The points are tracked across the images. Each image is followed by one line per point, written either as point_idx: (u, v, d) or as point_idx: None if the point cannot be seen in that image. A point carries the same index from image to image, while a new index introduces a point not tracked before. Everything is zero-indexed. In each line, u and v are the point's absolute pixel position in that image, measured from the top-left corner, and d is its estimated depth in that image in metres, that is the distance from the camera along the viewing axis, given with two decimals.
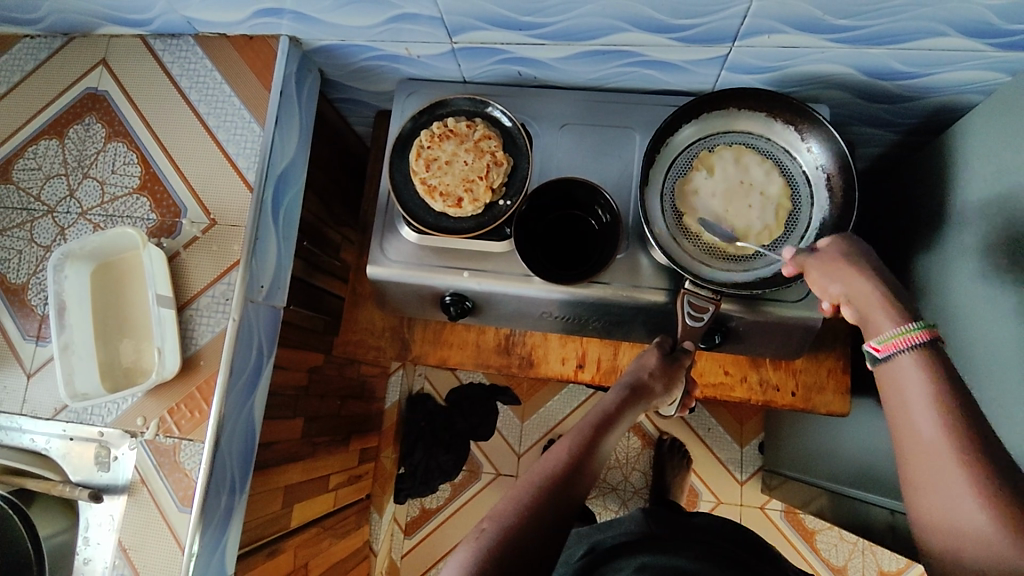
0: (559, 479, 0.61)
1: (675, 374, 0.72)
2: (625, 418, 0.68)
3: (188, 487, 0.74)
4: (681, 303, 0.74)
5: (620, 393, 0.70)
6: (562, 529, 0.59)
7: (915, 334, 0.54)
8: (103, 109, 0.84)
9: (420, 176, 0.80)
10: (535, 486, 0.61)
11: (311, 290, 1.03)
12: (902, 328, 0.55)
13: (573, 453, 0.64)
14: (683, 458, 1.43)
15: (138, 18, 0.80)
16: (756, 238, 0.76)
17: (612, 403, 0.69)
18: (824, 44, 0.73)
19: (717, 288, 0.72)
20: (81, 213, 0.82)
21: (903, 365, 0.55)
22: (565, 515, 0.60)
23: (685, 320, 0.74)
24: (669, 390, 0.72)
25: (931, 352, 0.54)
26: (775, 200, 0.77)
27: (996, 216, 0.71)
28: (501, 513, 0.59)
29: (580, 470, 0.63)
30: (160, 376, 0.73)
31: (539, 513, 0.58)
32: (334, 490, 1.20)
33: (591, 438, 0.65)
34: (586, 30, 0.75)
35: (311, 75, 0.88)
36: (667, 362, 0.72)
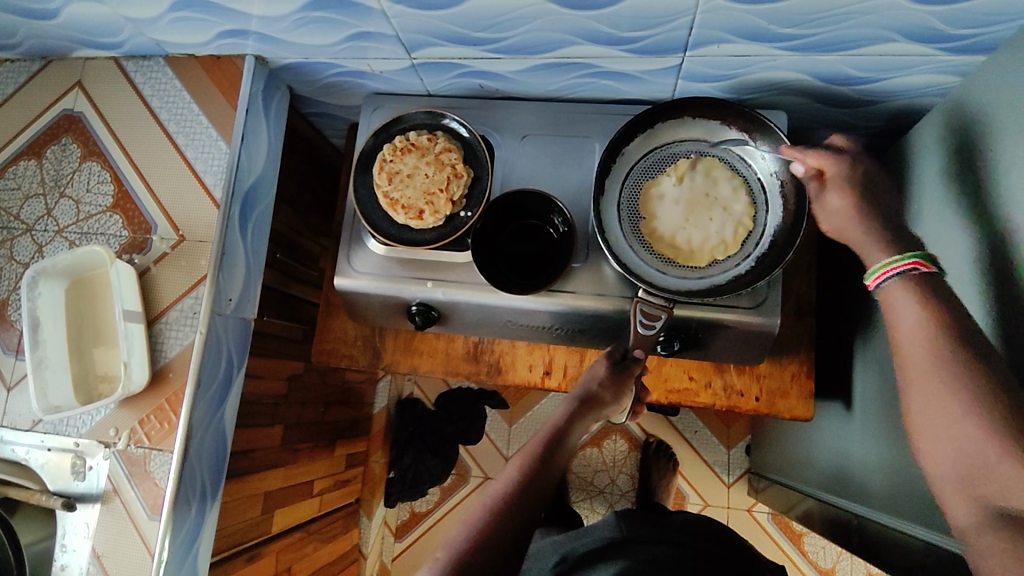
0: (509, 497, 0.63)
1: (624, 383, 0.74)
2: (576, 430, 0.70)
3: (158, 495, 0.77)
4: (635, 312, 0.74)
5: (569, 406, 0.71)
6: (516, 549, 0.60)
7: (901, 262, 0.59)
8: (79, 130, 0.87)
9: (383, 189, 0.82)
10: (488, 509, 0.62)
11: (289, 300, 1.06)
12: (889, 258, 0.60)
13: (523, 471, 0.65)
14: (669, 460, 1.44)
15: (109, 41, 0.83)
16: (711, 254, 0.76)
17: (561, 417, 0.70)
18: (774, 51, 0.73)
19: (670, 296, 0.73)
20: (58, 230, 0.85)
21: (902, 300, 0.58)
22: (518, 537, 0.61)
23: (639, 328, 0.75)
24: (618, 401, 0.74)
25: (922, 281, 0.58)
26: (737, 217, 0.76)
27: (948, 221, 0.71)
28: (454, 540, 0.60)
29: (531, 486, 0.64)
30: (127, 389, 0.75)
31: (490, 535, 0.60)
32: (319, 495, 1.22)
33: (541, 454, 0.67)
34: (538, 44, 0.75)
35: (279, 91, 0.91)
36: (616, 371, 0.74)
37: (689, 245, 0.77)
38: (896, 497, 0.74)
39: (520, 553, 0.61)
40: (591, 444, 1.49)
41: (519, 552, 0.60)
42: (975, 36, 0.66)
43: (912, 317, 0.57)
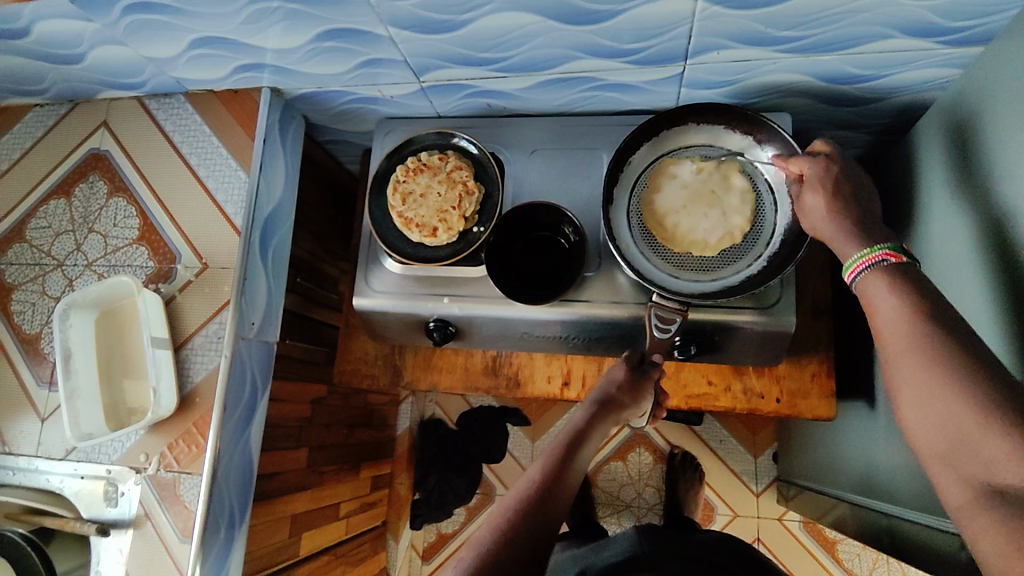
0: (534, 496, 0.64)
1: (642, 385, 0.75)
2: (595, 432, 0.72)
3: (188, 519, 0.78)
4: (649, 316, 0.75)
5: (589, 410, 0.73)
6: (541, 550, 0.60)
7: (875, 256, 0.56)
8: (105, 167, 0.90)
9: (397, 210, 0.84)
10: (511, 509, 0.62)
11: (310, 323, 1.08)
12: (864, 251, 0.58)
13: (544, 472, 0.66)
14: (695, 471, 1.42)
15: (133, 81, 0.87)
16: (688, 246, 0.77)
17: (581, 420, 0.72)
18: (773, 55, 0.74)
19: (684, 300, 0.73)
20: (87, 264, 0.88)
21: (877, 289, 0.55)
22: (542, 538, 0.61)
23: (654, 332, 0.75)
24: (636, 401, 0.76)
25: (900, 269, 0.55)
26: (731, 227, 0.77)
27: (960, 212, 0.71)
28: (479, 540, 0.60)
29: (553, 486, 0.65)
30: (156, 415, 0.77)
31: (514, 535, 0.60)
32: (345, 518, 1.22)
33: (563, 456, 0.68)
34: (542, 60, 0.77)
35: (294, 122, 0.94)
36: (635, 375, 0.75)
37: (675, 229, 0.78)
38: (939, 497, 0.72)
39: (547, 552, 0.61)
40: (616, 458, 1.48)
41: (546, 552, 0.61)
42: (972, 27, 0.67)
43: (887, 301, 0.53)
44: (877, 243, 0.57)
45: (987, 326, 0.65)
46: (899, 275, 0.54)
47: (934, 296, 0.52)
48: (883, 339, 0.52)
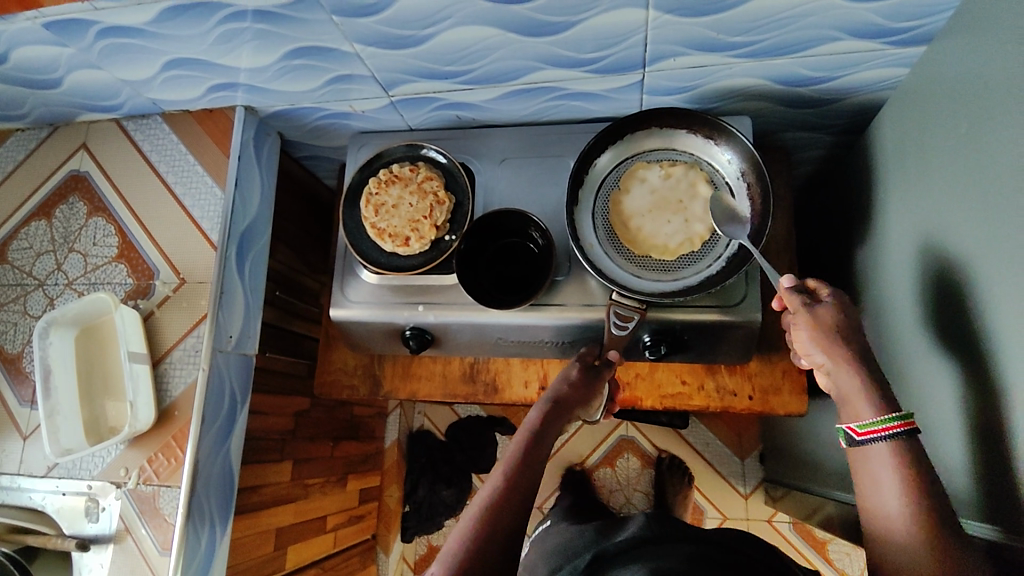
0: (500, 501, 0.64)
1: (595, 385, 0.78)
2: (550, 429, 0.73)
3: (168, 531, 0.79)
4: (607, 314, 0.77)
5: (542, 409, 0.75)
6: (509, 553, 0.60)
7: (895, 423, 0.61)
8: (85, 189, 0.92)
9: (370, 220, 0.86)
10: (478, 516, 0.62)
11: (291, 337, 1.09)
12: (883, 417, 0.61)
13: (506, 477, 0.66)
14: (683, 476, 1.44)
15: (111, 103, 0.89)
16: (649, 248, 0.80)
17: (536, 419, 0.73)
18: (728, 60, 0.77)
19: (641, 298, 0.75)
20: (68, 283, 0.89)
21: (877, 462, 0.61)
22: (511, 541, 0.61)
23: (611, 329, 0.77)
24: (588, 401, 0.78)
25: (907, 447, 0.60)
26: (692, 236, 0.79)
27: (914, 207, 0.73)
28: (448, 549, 0.60)
29: (516, 487, 0.65)
30: (135, 428, 0.78)
31: (483, 542, 0.60)
32: (332, 531, 1.22)
33: (523, 458, 0.69)
34: (507, 72, 0.80)
35: (270, 138, 0.96)
36: (587, 375, 0.78)
37: (638, 231, 0.80)
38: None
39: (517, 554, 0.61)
40: (604, 463, 1.49)
41: (515, 555, 0.61)
42: (915, 28, 0.69)
43: (884, 478, 0.60)
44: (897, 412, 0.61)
45: (943, 316, 0.67)
46: (909, 453, 0.60)
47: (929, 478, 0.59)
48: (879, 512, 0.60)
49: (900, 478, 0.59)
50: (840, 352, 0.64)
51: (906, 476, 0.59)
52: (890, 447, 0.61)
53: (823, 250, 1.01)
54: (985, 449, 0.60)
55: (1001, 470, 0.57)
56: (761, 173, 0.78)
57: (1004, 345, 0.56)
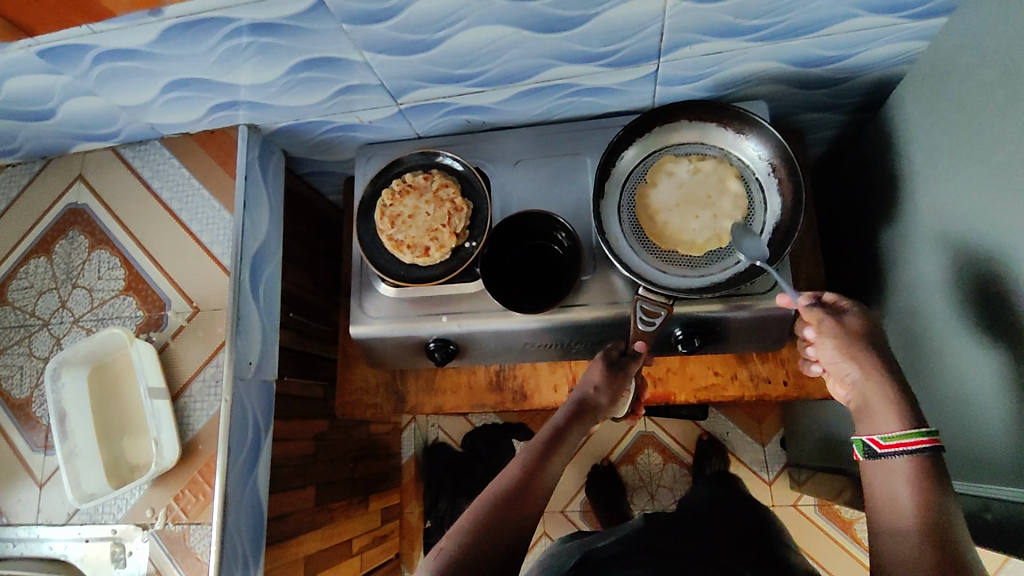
0: (512, 489, 0.62)
1: (619, 382, 0.75)
2: (573, 428, 0.72)
3: (202, 571, 0.75)
4: (635, 308, 0.75)
5: (568, 409, 0.73)
6: (521, 540, 0.60)
7: (916, 440, 0.57)
8: (84, 221, 0.89)
9: (386, 233, 0.84)
10: (490, 502, 0.61)
11: (307, 358, 1.06)
12: (907, 431, 0.58)
13: (522, 467, 0.65)
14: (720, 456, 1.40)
15: (107, 131, 0.86)
16: (675, 244, 0.78)
17: (560, 419, 0.72)
18: (744, 45, 0.76)
19: (670, 292, 0.73)
20: (74, 320, 0.86)
21: (896, 476, 0.58)
22: (523, 528, 0.60)
23: (639, 324, 0.75)
24: (614, 400, 0.76)
25: (930, 461, 0.57)
26: (719, 232, 0.77)
27: (942, 180, 0.72)
28: (456, 531, 0.59)
29: (530, 477, 0.64)
30: (160, 466, 0.75)
31: (493, 526, 0.59)
32: (358, 553, 1.19)
33: (541, 451, 0.67)
34: (519, 72, 0.78)
35: (274, 156, 0.93)
36: (612, 371, 0.75)
37: (664, 226, 0.79)
38: (962, 461, 0.71)
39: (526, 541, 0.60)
40: (627, 461, 1.47)
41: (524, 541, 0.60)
42: None
43: (901, 493, 0.57)
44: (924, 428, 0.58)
45: (978, 285, 0.66)
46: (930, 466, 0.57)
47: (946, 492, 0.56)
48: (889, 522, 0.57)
49: (917, 494, 0.56)
50: (853, 358, 0.63)
51: (921, 487, 0.56)
52: (906, 460, 0.58)
53: (842, 230, 1.00)
54: None
55: None
56: (789, 160, 0.77)
57: None
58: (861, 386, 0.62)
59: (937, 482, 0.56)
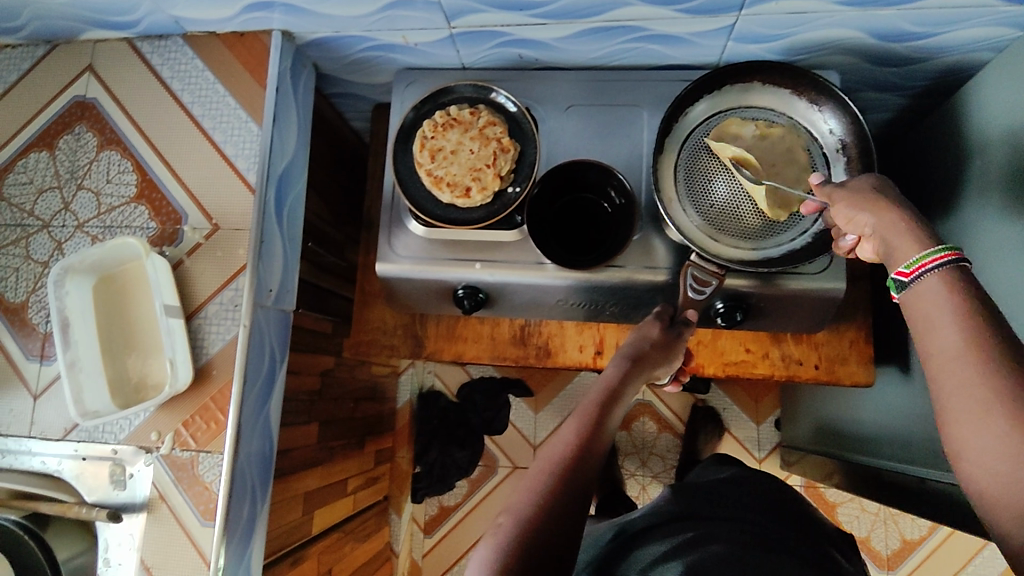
0: (573, 460, 0.58)
1: (673, 345, 0.70)
2: (629, 388, 0.66)
3: (209, 500, 0.72)
4: (685, 276, 0.72)
5: (620, 366, 0.67)
6: (580, 516, 0.55)
7: (940, 253, 0.51)
8: (93, 117, 0.81)
9: (425, 167, 0.78)
10: (549, 473, 0.57)
11: (318, 292, 1.01)
12: (927, 250, 0.52)
13: (581, 434, 0.60)
14: (716, 425, 1.44)
15: (124, 20, 0.77)
16: None
17: (614, 377, 0.66)
18: (834, 6, 0.70)
19: (723, 263, 0.70)
20: (78, 225, 0.79)
21: (936, 301, 0.50)
22: (582, 502, 0.56)
23: (688, 293, 0.72)
24: (668, 361, 0.71)
25: (965, 277, 0.50)
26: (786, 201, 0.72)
27: (1016, 174, 0.69)
28: (518, 505, 0.55)
29: (590, 447, 0.59)
30: (173, 389, 0.71)
31: (554, 501, 0.55)
32: (352, 493, 1.17)
33: (598, 415, 0.62)
34: (589, 7, 0.72)
35: (305, 70, 0.86)
36: (667, 334, 0.70)
37: None
38: None
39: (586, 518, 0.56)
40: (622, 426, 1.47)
41: (585, 519, 0.56)
42: None
43: (943, 316, 0.49)
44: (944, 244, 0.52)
45: None
46: (961, 281, 0.50)
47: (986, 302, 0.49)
48: (935, 355, 0.49)
49: (956, 305, 0.49)
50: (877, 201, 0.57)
51: (958, 303, 0.49)
52: (944, 278, 0.50)
53: None
54: None
55: None
56: (863, 137, 0.72)
57: None
58: (886, 230, 0.55)
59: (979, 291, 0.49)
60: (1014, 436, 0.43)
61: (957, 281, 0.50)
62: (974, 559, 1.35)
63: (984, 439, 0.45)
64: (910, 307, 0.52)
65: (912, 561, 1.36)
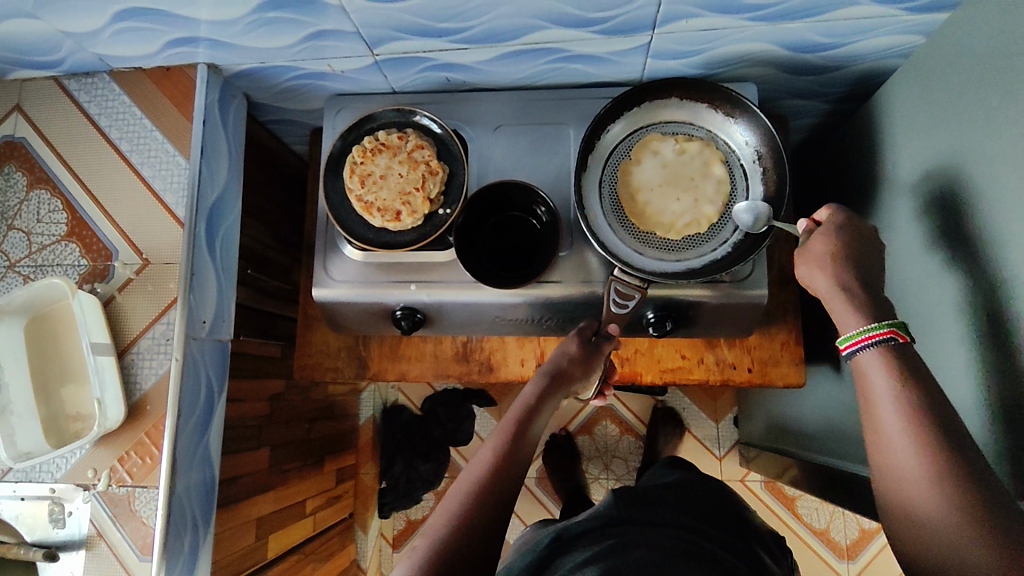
0: (491, 478, 0.60)
1: (593, 360, 0.74)
2: (547, 405, 0.70)
3: (148, 534, 0.73)
4: (608, 290, 0.74)
5: (540, 384, 0.71)
6: (495, 533, 0.57)
7: (871, 333, 0.56)
8: (22, 156, 0.81)
9: (355, 193, 0.79)
10: (466, 493, 0.59)
11: (263, 316, 1.02)
12: (864, 326, 0.57)
13: (498, 453, 0.62)
14: (677, 425, 1.45)
15: (48, 59, 0.78)
16: (654, 225, 0.76)
17: (532, 395, 0.70)
18: (742, 23, 0.72)
19: (645, 276, 0.71)
20: (9, 265, 0.79)
21: (875, 370, 0.55)
22: (498, 520, 0.58)
23: (611, 306, 0.74)
24: (587, 376, 0.74)
25: (898, 353, 0.55)
26: (701, 215, 0.76)
27: (923, 178, 0.71)
28: (433, 528, 0.56)
29: (507, 465, 0.62)
30: (103, 427, 0.71)
31: (471, 520, 0.57)
32: (312, 514, 1.18)
33: (516, 433, 0.65)
34: (506, 31, 0.73)
35: (235, 100, 0.86)
36: (587, 350, 0.73)
37: (645, 205, 0.77)
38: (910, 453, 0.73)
39: (504, 535, 0.58)
40: (584, 431, 1.49)
41: (502, 536, 0.58)
42: None
43: (884, 390, 0.54)
44: (882, 320, 0.57)
45: (952, 292, 0.66)
46: (897, 359, 0.55)
47: (925, 377, 0.54)
48: (877, 430, 0.54)
49: (896, 383, 0.53)
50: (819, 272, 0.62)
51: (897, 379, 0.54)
52: (882, 351, 0.55)
53: None
54: (997, 417, 0.59)
55: (1013, 441, 0.57)
56: (775, 147, 0.75)
57: (1020, 320, 0.56)
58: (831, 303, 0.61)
59: (917, 366, 0.54)
60: (941, 501, 0.48)
61: (895, 358, 0.55)
62: None
63: (914, 500, 0.50)
64: (857, 378, 0.57)
65: (870, 550, 1.39)
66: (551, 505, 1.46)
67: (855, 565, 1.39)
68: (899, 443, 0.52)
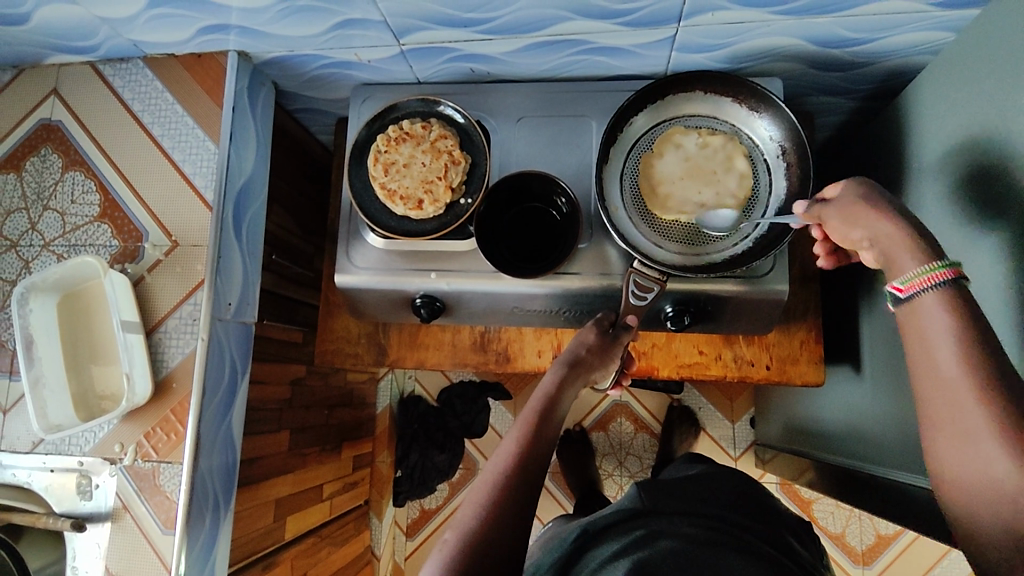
0: (515, 466, 0.61)
1: (610, 349, 0.75)
2: (566, 392, 0.70)
3: (170, 509, 0.75)
4: (628, 282, 0.73)
5: (559, 372, 0.72)
6: (523, 523, 0.58)
7: (940, 271, 0.52)
8: (58, 139, 0.84)
9: (379, 181, 0.80)
10: (495, 484, 0.59)
11: (286, 302, 1.03)
12: (929, 265, 0.53)
13: (521, 443, 0.63)
14: (692, 423, 1.44)
15: (85, 44, 0.80)
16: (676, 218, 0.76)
17: (551, 383, 0.70)
18: (768, 17, 0.72)
19: (665, 270, 0.71)
20: (44, 244, 0.82)
21: (930, 315, 0.52)
22: (526, 509, 0.59)
23: (630, 299, 0.74)
24: (605, 365, 0.75)
25: (961, 295, 0.52)
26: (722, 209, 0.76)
27: (950, 175, 0.70)
28: (462, 520, 0.57)
29: (530, 454, 0.62)
30: (131, 402, 0.73)
31: (500, 510, 0.57)
32: (328, 498, 1.19)
33: (537, 423, 0.66)
34: (532, 22, 0.74)
35: (264, 88, 0.88)
36: (605, 339, 0.75)
37: (667, 198, 0.77)
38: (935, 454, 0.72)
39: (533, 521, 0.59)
40: (598, 428, 1.49)
41: (531, 523, 0.58)
42: None
43: (936, 328, 0.52)
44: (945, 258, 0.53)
45: (977, 291, 0.65)
46: (956, 299, 0.52)
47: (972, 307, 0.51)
48: (929, 366, 0.52)
49: (951, 319, 0.51)
50: (864, 210, 0.59)
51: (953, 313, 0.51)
52: (937, 294, 0.52)
53: None
54: None
55: None
56: (799, 142, 0.75)
57: None
58: (886, 242, 0.57)
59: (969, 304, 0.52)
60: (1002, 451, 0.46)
61: (955, 300, 0.52)
62: (947, 553, 1.36)
63: (970, 453, 0.48)
64: (907, 320, 0.55)
65: (887, 556, 1.38)
66: (564, 500, 1.47)
67: (871, 570, 1.37)
68: (952, 382, 0.50)
